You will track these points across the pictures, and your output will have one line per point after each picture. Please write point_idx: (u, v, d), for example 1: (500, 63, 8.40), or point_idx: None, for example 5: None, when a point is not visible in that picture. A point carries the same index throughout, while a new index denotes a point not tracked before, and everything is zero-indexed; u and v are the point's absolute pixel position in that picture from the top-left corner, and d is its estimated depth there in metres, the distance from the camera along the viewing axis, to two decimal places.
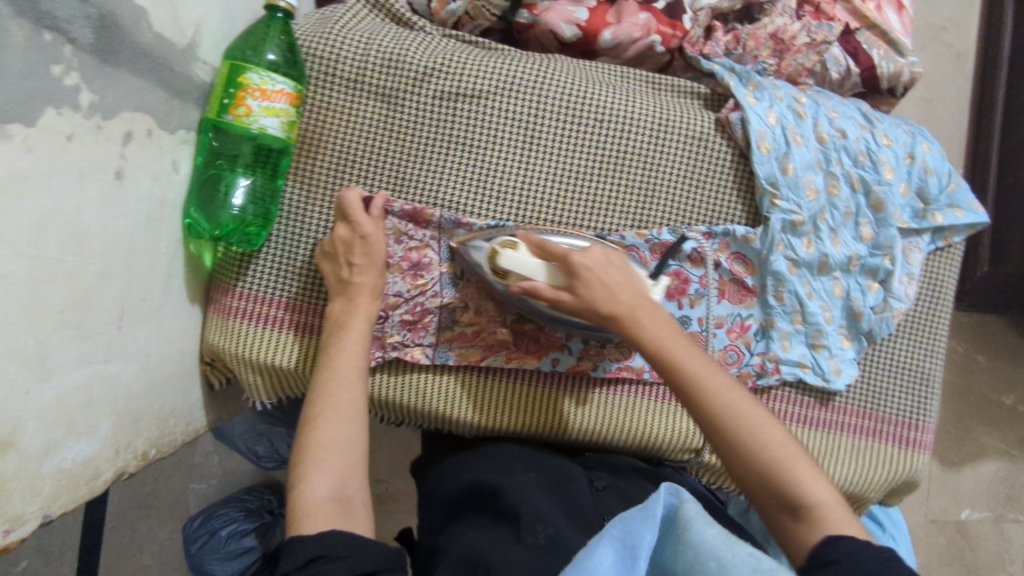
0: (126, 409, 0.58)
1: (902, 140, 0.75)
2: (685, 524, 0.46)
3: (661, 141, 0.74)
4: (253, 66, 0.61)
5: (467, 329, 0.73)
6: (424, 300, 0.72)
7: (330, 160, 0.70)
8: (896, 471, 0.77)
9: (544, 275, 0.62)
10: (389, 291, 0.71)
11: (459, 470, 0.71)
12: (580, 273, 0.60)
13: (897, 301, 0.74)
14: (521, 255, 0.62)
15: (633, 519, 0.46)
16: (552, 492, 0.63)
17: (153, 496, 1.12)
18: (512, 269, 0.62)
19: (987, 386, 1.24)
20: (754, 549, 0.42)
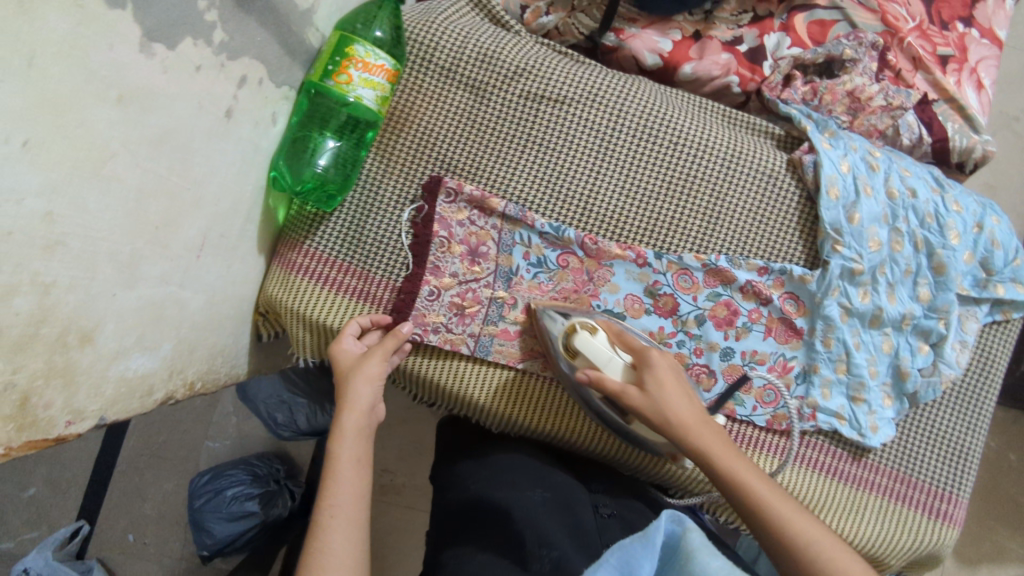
0: (186, 336, 0.60)
1: (973, 209, 0.75)
2: (687, 553, 0.45)
3: (732, 172, 0.76)
4: (361, 40, 0.64)
5: (511, 326, 0.75)
6: (476, 287, 0.74)
7: (412, 141, 0.73)
8: (923, 543, 0.74)
9: (617, 373, 0.65)
10: (445, 271, 0.74)
11: (464, 478, 0.73)
12: (652, 367, 0.64)
13: (947, 367, 0.74)
14: (598, 343, 0.65)
15: (634, 548, 0.44)
16: (556, 512, 0.64)
17: (165, 447, 1.15)
18: (584, 352, 0.65)
19: (1014, 485, 1.20)
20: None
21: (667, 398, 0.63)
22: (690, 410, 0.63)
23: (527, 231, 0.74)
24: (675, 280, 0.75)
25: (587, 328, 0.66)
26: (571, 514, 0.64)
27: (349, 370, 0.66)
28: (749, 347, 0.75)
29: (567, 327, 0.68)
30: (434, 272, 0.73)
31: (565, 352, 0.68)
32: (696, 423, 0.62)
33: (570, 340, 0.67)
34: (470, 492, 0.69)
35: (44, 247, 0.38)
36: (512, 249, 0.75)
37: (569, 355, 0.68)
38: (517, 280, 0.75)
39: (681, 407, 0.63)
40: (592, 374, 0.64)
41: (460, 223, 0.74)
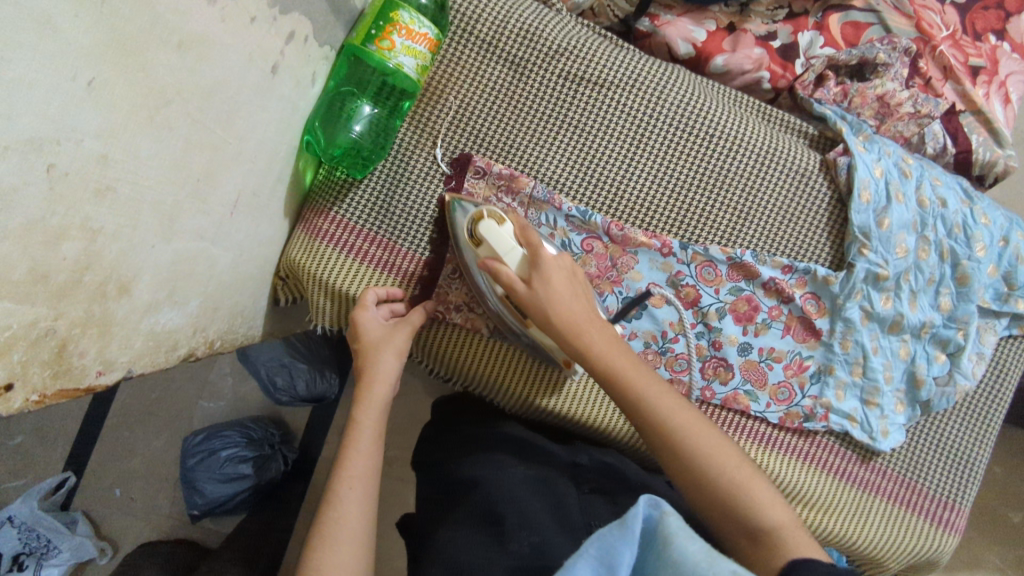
0: (212, 294, 0.59)
1: (1000, 222, 0.75)
2: (665, 538, 0.44)
3: (766, 169, 0.75)
4: (407, 5, 0.62)
5: None
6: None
7: (445, 112, 0.72)
8: (922, 547, 0.76)
9: (512, 261, 0.63)
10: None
11: (453, 445, 0.75)
12: (541, 266, 0.63)
13: (962, 377, 0.74)
14: (503, 232, 0.63)
15: (613, 538, 0.44)
16: (538, 488, 0.65)
17: (158, 402, 1.13)
18: (488, 241, 0.64)
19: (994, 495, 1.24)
20: (737, 567, 0.41)
21: (552, 294, 0.62)
22: (573, 307, 0.62)
23: (554, 213, 0.73)
24: (698, 272, 0.75)
25: (494, 216, 0.64)
26: (552, 491, 0.65)
27: (379, 343, 0.67)
28: (767, 344, 0.75)
29: (476, 214, 0.66)
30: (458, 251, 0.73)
31: (470, 239, 0.66)
32: (582, 320, 0.62)
33: (476, 227, 0.65)
34: (457, 468, 0.70)
35: (96, 192, 0.37)
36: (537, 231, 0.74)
37: (474, 242, 0.66)
38: None
39: (574, 303, 0.63)
40: (492, 262, 0.63)
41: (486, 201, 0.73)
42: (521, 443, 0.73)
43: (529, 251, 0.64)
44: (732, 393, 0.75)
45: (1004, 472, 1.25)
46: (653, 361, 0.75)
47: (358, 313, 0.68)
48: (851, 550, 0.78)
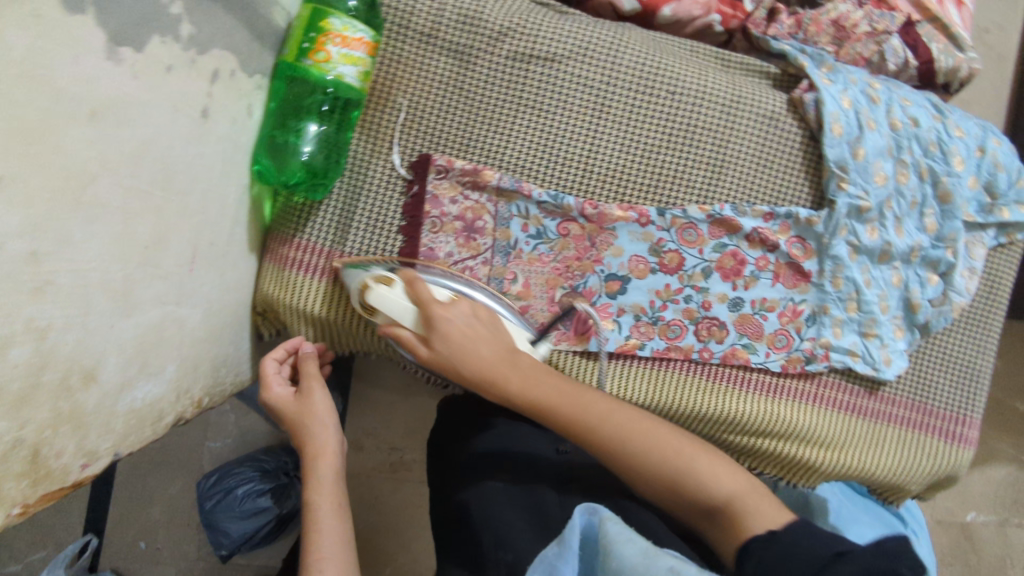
0: (188, 354, 0.57)
1: (974, 132, 0.74)
2: (608, 547, 0.47)
3: (732, 118, 0.73)
4: (336, 12, 0.59)
5: (515, 303, 0.72)
6: (474, 265, 0.71)
7: (396, 115, 0.68)
8: (939, 465, 0.77)
9: (409, 320, 0.61)
10: (439, 252, 0.70)
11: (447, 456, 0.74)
12: (437, 325, 0.60)
13: (957, 295, 0.74)
14: (393, 296, 0.60)
15: (556, 556, 0.47)
16: (516, 497, 0.66)
17: (165, 451, 1.11)
18: (380, 306, 0.61)
19: None
20: (674, 564, 0.44)
21: (458, 350, 0.60)
22: (482, 355, 0.61)
23: (524, 202, 0.71)
24: (680, 235, 0.73)
25: (383, 281, 0.62)
26: (535, 497, 0.66)
27: (300, 415, 0.65)
28: (758, 295, 0.74)
29: (360, 283, 0.63)
30: (428, 256, 0.69)
31: (363, 308, 0.64)
32: (498, 366, 0.61)
33: (366, 297, 0.62)
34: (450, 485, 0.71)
35: (33, 292, 0.34)
36: (509, 221, 0.71)
37: (370, 311, 0.63)
38: (516, 254, 0.72)
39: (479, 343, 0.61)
40: (389, 331, 0.61)
41: (453, 200, 0.70)
42: (496, 446, 0.72)
43: (421, 311, 0.60)
44: (731, 348, 0.74)
45: None
46: (646, 332, 0.74)
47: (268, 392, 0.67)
48: (875, 480, 0.78)
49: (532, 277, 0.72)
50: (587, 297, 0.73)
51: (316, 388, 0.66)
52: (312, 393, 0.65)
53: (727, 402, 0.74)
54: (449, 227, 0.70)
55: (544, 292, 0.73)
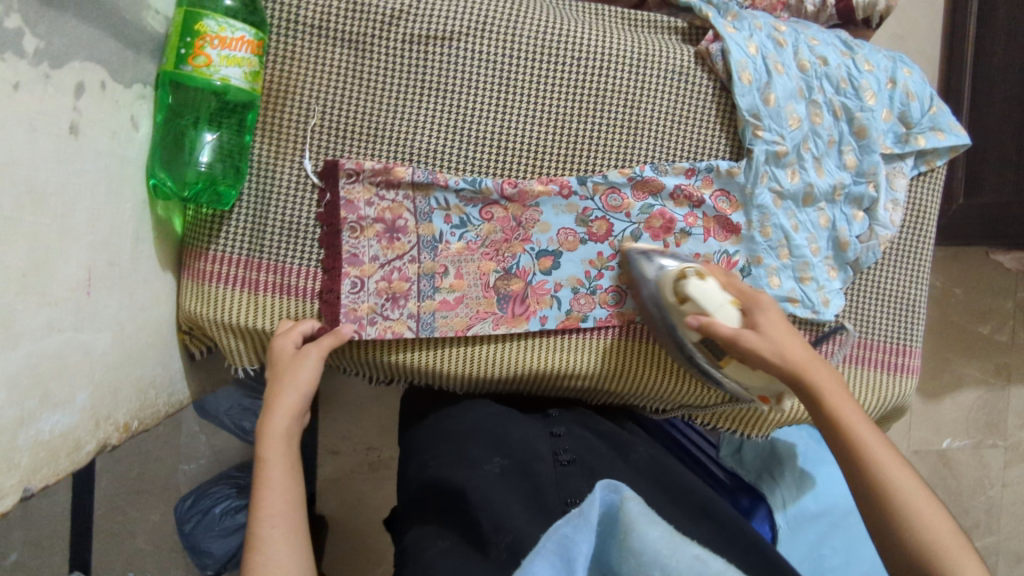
0: (102, 379, 0.56)
1: (883, 65, 0.74)
2: (627, 527, 0.44)
3: (641, 77, 0.72)
4: (210, 12, 0.57)
5: (449, 295, 0.70)
6: (402, 265, 0.69)
7: (296, 114, 0.67)
8: (885, 397, 0.77)
9: (727, 313, 0.64)
10: (364, 256, 0.68)
11: (419, 457, 0.70)
12: (762, 311, 0.65)
13: (883, 228, 0.74)
14: (710, 286, 0.65)
15: (570, 530, 0.43)
16: (514, 483, 0.63)
17: None
18: (697, 297, 0.65)
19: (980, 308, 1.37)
20: (700, 551, 0.41)
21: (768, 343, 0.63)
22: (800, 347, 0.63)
23: (442, 192, 0.69)
24: (604, 202, 0.72)
25: (698, 274, 0.66)
26: (529, 476, 0.64)
27: (283, 370, 0.63)
28: (691, 251, 0.73)
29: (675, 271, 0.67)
30: (353, 261, 0.68)
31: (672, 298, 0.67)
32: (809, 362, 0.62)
33: (679, 288, 0.66)
34: (429, 472, 0.66)
35: None
36: (430, 216, 0.69)
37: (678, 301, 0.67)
38: (443, 247, 0.70)
39: (790, 341, 0.63)
40: (702, 318, 0.64)
41: (369, 203, 0.68)
42: (491, 440, 0.68)
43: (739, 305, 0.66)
44: None
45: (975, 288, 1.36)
46: (586, 305, 0.72)
47: (277, 336, 0.65)
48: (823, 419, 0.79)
49: (463, 267, 0.70)
50: (521, 278, 0.71)
51: (312, 355, 0.64)
52: (307, 358, 0.63)
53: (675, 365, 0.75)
54: (369, 229, 0.68)
55: (477, 279, 0.71)
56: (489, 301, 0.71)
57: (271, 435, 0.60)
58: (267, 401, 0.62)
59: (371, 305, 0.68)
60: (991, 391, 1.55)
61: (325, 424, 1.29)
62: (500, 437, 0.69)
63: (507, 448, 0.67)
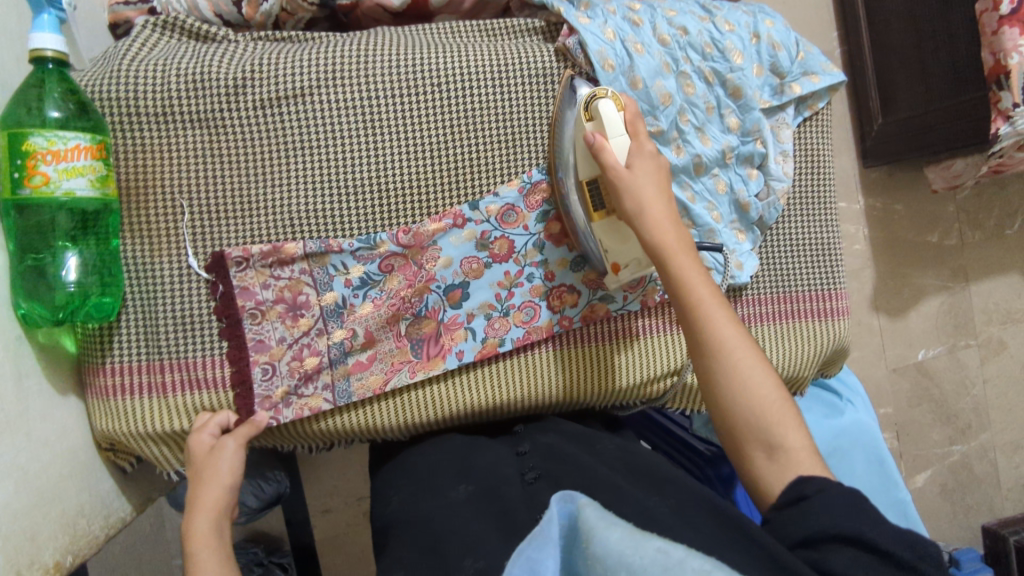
0: (14, 530, 0.53)
1: (744, 21, 0.73)
2: (588, 533, 0.41)
3: (509, 87, 0.70)
4: (35, 129, 0.55)
5: (361, 355, 0.70)
6: (310, 341, 0.68)
7: (164, 209, 0.65)
8: (822, 345, 0.77)
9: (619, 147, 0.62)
10: (271, 341, 0.67)
11: (389, 491, 0.69)
12: (645, 156, 0.62)
13: (778, 182, 0.74)
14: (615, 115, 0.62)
15: (531, 552, 0.41)
16: (477, 501, 0.60)
17: None
18: (606, 125, 0.62)
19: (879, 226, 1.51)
20: (662, 543, 0.39)
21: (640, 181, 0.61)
22: (661, 205, 0.61)
23: (339, 257, 0.68)
24: (500, 221, 0.71)
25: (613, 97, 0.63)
26: (495, 497, 0.60)
27: (201, 468, 0.61)
28: None
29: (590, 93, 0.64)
30: (260, 348, 0.67)
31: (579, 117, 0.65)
32: (672, 234, 0.60)
33: (590, 105, 0.63)
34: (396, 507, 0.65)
35: None
36: (331, 284, 0.68)
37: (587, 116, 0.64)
38: (349, 311, 0.69)
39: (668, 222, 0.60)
40: (599, 138, 0.62)
41: (265, 286, 0.66)
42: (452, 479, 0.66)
43: (635, 141, 0.62)
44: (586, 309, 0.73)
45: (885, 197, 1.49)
46: (501, 327, 0.72)
47: (192, 436, 0.64)
48: None
49: (371, 324, 0.69)
50: (432, 317, 0.71)
51: (231, 445, 0.63)
52: (225, 449, 0.62)
53: (604, 362, 0.75)
54: (271, 312, 0.67)
55: (388, 331, 0.70)
56: (404, 348, 0.71)
57: (198, 534, 0.57)
58: (190, 505, 0.59)
59: (284, 388, 0.67)
60: (953, 294, 1.56)
61: (307, 488, 1.26)
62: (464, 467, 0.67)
63: (472, 475, 0.65)
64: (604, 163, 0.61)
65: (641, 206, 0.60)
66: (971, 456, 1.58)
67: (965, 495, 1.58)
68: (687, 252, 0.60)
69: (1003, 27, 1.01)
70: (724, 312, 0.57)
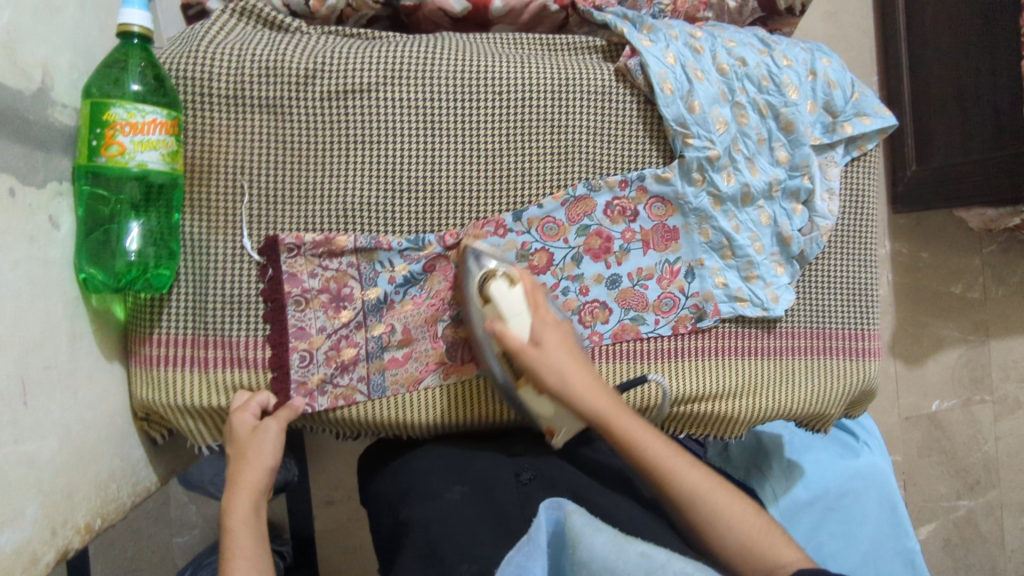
0: (54, 486, 0.55)
1: (801, 58, 0.75)
2: (574, 537, 0.46)
3: (566, 101, 0.71)
4: (117, 100, 0.57)
5: (396, 352, 0.70)
6: (349, 332, 0.69)
7: (223, 189, 0.66)
8: (851, 384, 0.78)
9: (521, 327, 0.63)
10: (311, 329, 0.68)
11: (388, 498, 0.69)
12: (545, 340, 0.63)
13: (822, 219, 0.75)
14: (514, 292, 0.63)
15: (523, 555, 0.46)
16: (479, 505, 0.63)
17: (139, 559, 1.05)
18: (500, 300, 0.63)
19: (904, 277, 1.53)
20: (643, 548, 0.44)
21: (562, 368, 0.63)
22: (581, 379, 0.62)
23: (386, 254, 0.69)
24: (541, 232, 0.72)
25: (506, 278, 0.64)
26: (491, 500, 0.63)
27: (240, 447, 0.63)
28: (634, 267, 0.74)
29: (486, 274, 0.65)
30: (300, 335, 0.68)
31: (479, 300, 0.65)
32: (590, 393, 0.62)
33: (485, 289, 0.64)
34: (400, 511, 0.65)
35: None
36: (375, 280, 0.69)
37: (484, 302, 0.65)
38: (389, 306, 0.70)
39: (574, 370, 0.63)
40: (499, 324, 0.62)
41: (312, 274, 0.68)
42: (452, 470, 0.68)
43: (535, 321, 0.63)
44: (618, 325, 0.73)
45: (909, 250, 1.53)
46: None
47: (233, 414, 0.65)
48: (792, 413, 0.78)
49: (410, 322, 0.70)
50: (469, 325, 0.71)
51: (273, 428, 0.64)
52: (269, 431, 0.64)
53: None
54: (315, 300, 0.68)
55: (425, 331, 0.71)
56: (438, 351, 0.71)
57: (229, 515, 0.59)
58: (230, 483, 0.62)
59: (320, 376, 0.68)
60: (972, 347, 1.56)
61: (314, 478, 1.27)
62: (466, 461, 0.69)
63: (466, 474, 0.67)
64: (510, 347, 0.62)
65: (565, 386, 0.62)
66: (978, 513, 1.57)
67: (968, 552, 1.56)
68: (606, 396, 0.62)
69: None
70: (644, 426, 0.61)
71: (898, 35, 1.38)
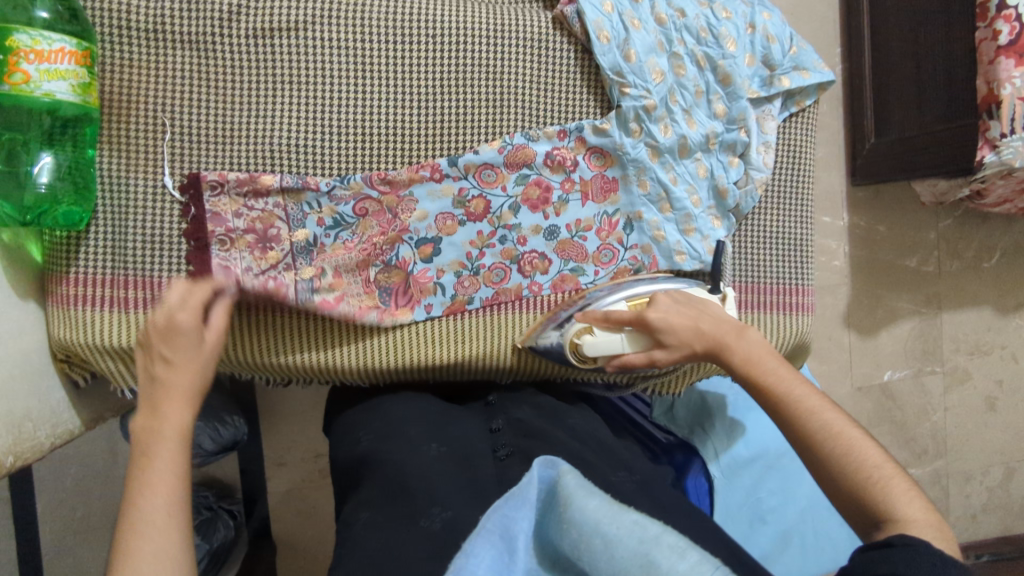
0: None
1: (741, 11, 0.74)
2: (566, 498, 0.43)
3: (502, 47, 0.70)
4: (20, 26, 0.54)
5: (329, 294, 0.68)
6: (278, 275, 0.68)
7: (145, 127, 0.64)
8: (784, 338, 0.79)
9: (627, 346, 0.65)
10: (236, 269, 0.66)
11: (355, 438, 0.70)
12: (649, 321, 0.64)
13: (758, 172, 0.75)
14: (600, 337, 0.65)
15: (509, 510, 0.42)
16: (451, 465, 0.61)
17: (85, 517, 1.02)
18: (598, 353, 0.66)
19: (862, 249, 1.55)
20: (639, 517, 0.41)
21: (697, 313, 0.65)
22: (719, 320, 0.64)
23: (314, 196, 0.68)
24: (478, 179, 0.71)
25: (585, 329, 0.67)
26: (468, 466, 0.61)
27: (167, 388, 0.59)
28: (572, 218, 0.74)
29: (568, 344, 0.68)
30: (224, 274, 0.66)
31: (584, 360, 0.69)
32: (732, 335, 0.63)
33: (581, 352, 0.68)
34: (359, 456, 0.65)
35: None
36: (304, 221, 0.68)
37: (590, 360, 0.69)
38: (319, 250, 0.69)
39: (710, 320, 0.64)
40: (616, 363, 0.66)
41: (237, 215, 0.66)
42: (418, 437, 0.65)
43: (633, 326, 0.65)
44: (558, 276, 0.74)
45: (867, 222, 1.54)
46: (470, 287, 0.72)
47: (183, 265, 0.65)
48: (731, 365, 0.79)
49: (341, 266, 0.70)
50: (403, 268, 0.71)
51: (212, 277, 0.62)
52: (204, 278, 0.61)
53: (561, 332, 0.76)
54: (241, 241, 0.67)
55: (356, 276, 0.70)
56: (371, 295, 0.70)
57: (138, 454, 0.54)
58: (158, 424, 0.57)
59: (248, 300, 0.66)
60: (925, 320, 1.59)
61: (265, 439, 1.26)
62: (439, 429, 0.68)
63: (445, 438, 0.66)
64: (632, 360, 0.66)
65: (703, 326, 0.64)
66: (924, 480, 1.61)
67: None
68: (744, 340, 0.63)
69: (999, 58, 1.01)
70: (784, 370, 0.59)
71: (860, 2, 1.38)
